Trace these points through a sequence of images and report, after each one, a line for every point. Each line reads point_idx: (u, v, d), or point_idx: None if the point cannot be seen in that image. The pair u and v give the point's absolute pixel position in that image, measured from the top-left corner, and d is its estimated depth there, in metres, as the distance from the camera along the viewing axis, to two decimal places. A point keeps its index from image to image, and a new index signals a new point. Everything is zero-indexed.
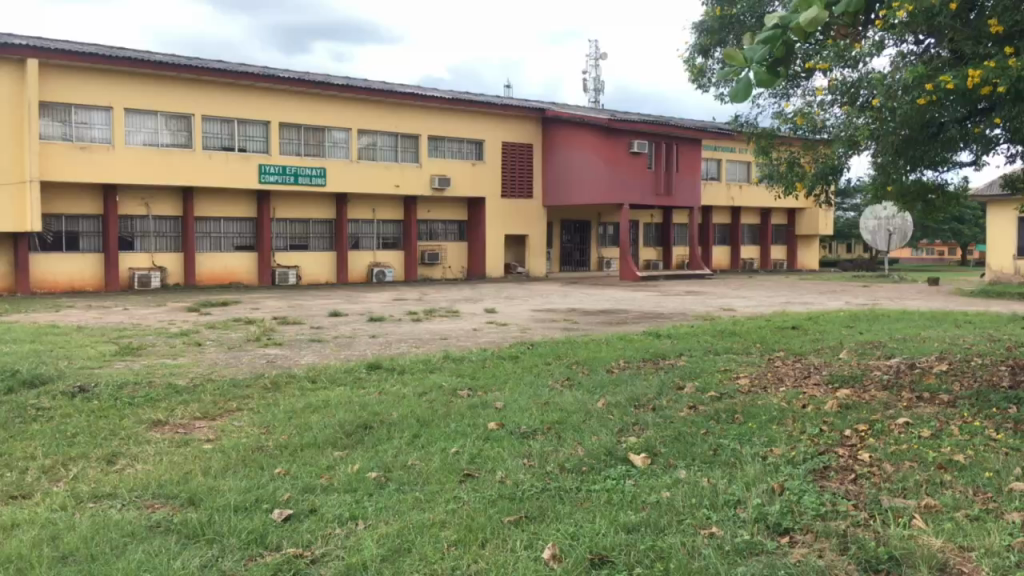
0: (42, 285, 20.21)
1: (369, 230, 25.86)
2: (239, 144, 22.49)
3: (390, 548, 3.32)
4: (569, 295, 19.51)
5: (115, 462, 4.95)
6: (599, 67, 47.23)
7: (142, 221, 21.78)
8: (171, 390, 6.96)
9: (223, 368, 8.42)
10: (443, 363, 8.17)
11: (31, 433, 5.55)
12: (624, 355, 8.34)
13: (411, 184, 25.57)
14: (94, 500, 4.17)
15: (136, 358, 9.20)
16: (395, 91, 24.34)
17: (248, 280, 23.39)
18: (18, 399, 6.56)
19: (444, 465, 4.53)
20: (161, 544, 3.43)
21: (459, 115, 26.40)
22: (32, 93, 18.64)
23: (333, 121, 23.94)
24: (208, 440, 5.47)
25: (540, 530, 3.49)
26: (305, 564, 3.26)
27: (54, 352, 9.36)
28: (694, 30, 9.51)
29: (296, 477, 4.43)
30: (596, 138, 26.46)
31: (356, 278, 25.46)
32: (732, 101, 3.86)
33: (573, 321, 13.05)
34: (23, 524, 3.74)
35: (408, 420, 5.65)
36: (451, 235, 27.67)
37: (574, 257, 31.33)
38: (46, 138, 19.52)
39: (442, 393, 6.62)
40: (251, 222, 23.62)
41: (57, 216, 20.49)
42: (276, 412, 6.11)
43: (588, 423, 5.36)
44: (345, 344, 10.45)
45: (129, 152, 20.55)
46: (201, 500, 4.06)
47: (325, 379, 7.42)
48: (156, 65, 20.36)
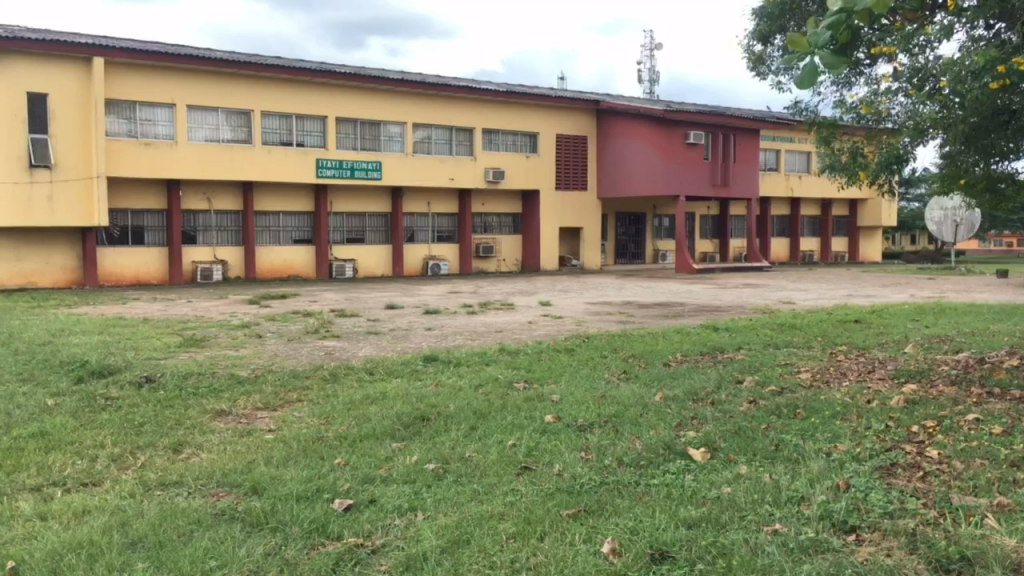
0: (108, 277, 20.76)
1: (424, 224, 26.03)
2: (297, 139, 22.82)
3: (450, 539, 3.34)
4: (624, 287, 19.40)
5: (180, 450, 5.07)
6: (654, 57, 46.94)
7: (204, 215, 22.26)
8: (234, 381, 7.11)
9: (283, 359, 8.57)
10: (499, 356, 8.19)
11: (101, 422, 5.71)
12: (682, 348, 8.27)
13: (466, 177, 25.69)
14: (161, 488, 4.28)
15: (199, 349, 9.42)
16: (450, 85, 24.45)
17: (306, 273, 23.76)
18: (88, 388, 6.78)
19: (502, 457, 4.54)
20: (226, 532, 3.50)
21: (514, 108, 26.43)
22: (100, 92, 19.14)
23: (389, 115, 24.14)
24: (269, 430, 5.58)
25: (599, 523, 3.47)
26: (366, 554, 3.30)
27: (122, 343, 9.64)
28: (754, 17, 9.38)
29: (355, 467, 4.48)
30: (652, 129, 26.21)
31: (411, 271, 25.66)
32: (798, 88, 3.75)
33: (629, 314, 12.97)
34: (94, 511, 3.86)
35: (465, 412, 5.67)
36: (506, 228, 27.70)
37: (629, 249, 31.16)
38: (112, 135, 20.04)
39: (498, 385, 6.64)
40: (309, 216, 23.99)
41: (122, 210, 21.02)
42: (335, 403, 6.19)
43: (645, 417, 5.32)
44: (401, 337, 10.52)
45: (191, 148, 21.02)
46: (264, 488, 4.14)
47: (383, 371, 7.51)
48: (217, 62, 20.76)
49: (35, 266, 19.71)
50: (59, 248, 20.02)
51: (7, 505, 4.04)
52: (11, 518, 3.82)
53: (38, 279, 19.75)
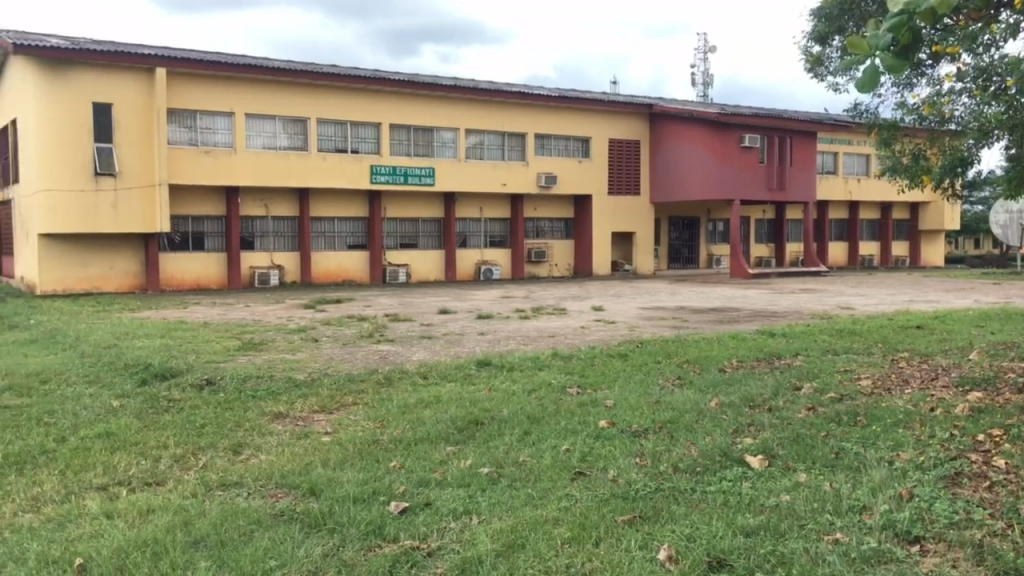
0: (170, 282, 21.27)
1: (477, 229, 26.14)
2: (351, 145, 23.13)
3: (505, 543, 3.35)
4: (678, 292, 19.22)
5: (240, 452, 5.18)
6: (707, 60, 46.52)
7: (262, 221, 22.69)
8: (291, 384, 7.23)
9: (338, 363, 8.70)
10: (552, 361, 8.18)
11: (165, 423, 5.85)
12: (738, 354, 8.16)
13: (518, 182, 25.76)
14: (222, 488, 4.37)
15: (257, 353, 9.59)
16: (503, 90, 24.55)
17: (361, 278, 24.04)
18: (152, 391, 6.94)
19: (556, 462, 4.54)
20: (286, 532, 3.57)
21: (567, 113, 26.42)
22: (161, 101, 19.64)
23: (442, 121, 24.33)
24: (326, 432, 5.66)
25: (655, 530, 3.44)
26: (422, 556, 3.33)
27: (183, 346, 9.88)
28: (812, 18, 9.25)
29: (411, 470, 4.52)
30: (706, 133, 25.98)
31: (463, 276, 25.80)
32: (859, 91, 3.68)
33: (683, 319, 12.86)
34: (158, 510, 3.96)
35: (519, 417, 5.69)
36: (558, 233, 27.69)
37: (682, 254, 30.90)
38: (174, 143, 20.54)
39: (551, 390, 6.64)
40: (363, 222, 24.28)
41: (183, 217, 21.54)
42: (390, 407, 6.26)
43: (700, 423, 5.27)
44: (454, 342, 10.58)
45: (249, 156, 21.45)
46: (321, 490, 4.20)
47: (437, 375, 7.56)
48: (274, 71, 21.15)
49: (100, 272, 20.26)
50: (122, 254, 20.56)
51: (74, 503, 4.17)
52: (79, 516, 3.94)
53: (102, 283, 20.31)
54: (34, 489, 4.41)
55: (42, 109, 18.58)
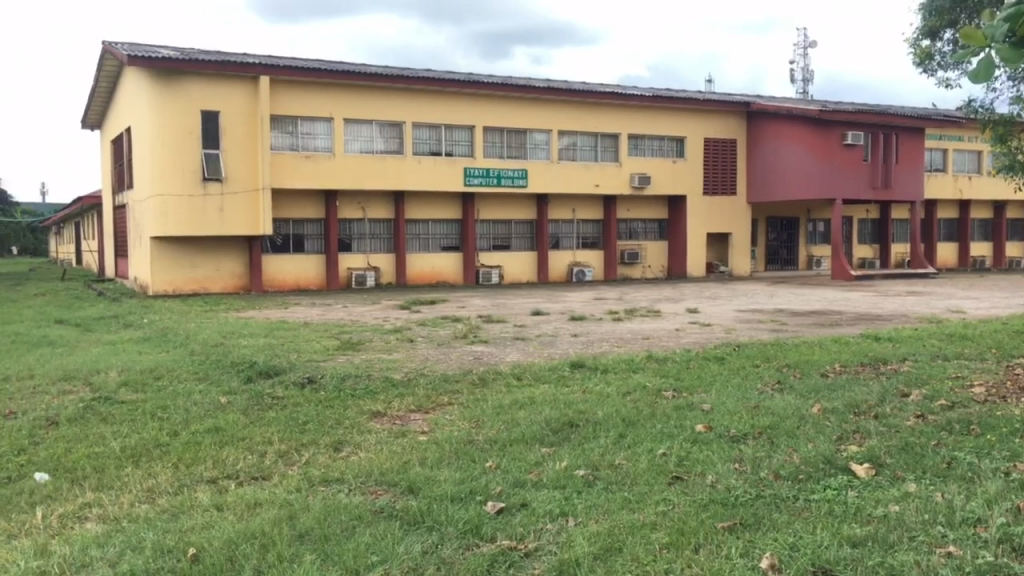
0: (272, 282, 21.99)
1: (569, 231, 26.13)
2: (446, 148, 23.45)
3: (602, 546, 3.34)
4: (776, 294, 18.76)
5: (341, 449, 5.33)
6: (807, 56, 45.34)
7: (359, 224, 23.23)
8: (388, 383, 7.39)
9: (434, 363, 8.83)
10: (647, 364, 8.11)
11: (270, 420, 6.06)
12: (841, 359, 7.92)
13: (612, 183, 25.62)
14: (324, 484, 4.50)
15: (356, 352, 9.83)
16: (596, 91, 24.46)
17: (454, 280, 24.34)
18: (257, 388, 7.21)
19: (652, 466, 4.49)
20: (386, 529, 3.64)
21: (661, 113, 26.14)
22: (265, 108, 20.32)
23: (535, 123, 24.42)
24: (423, 431, 5.75)
25: (756, 537, 3.38)
26: (519, 557, 3.35)
27: (286, 345, 10.21)
28: (922, 11, 8.91)
29: (506, 470, 4.55)
30: (805, 130, 25.30)
31: (556, 277, 25.81)
32: (974, 83, 3.51)
33: (783, 322, 12.55)
34: (265, 503, 4.10)
35: (613, 419, 5.66)
36: (652, 234, 27.42)
37: (780, 256, 30.16)
38: (276, 149, 21.24)
39: (646, 393, 6.59)
40: (457, 224, 24.57)
41: (285, 220, 22.24)
42: (485, 407, 6.32)
43: (803, 429, 5.14)
44: (547, 343, 10.60)
45: (347, 160, 21.99)
46: (419, 488, 4.28)
47: (530, 376, 7.60)
48: (372, 77, 21.62)
49: (207, 273, 21.10)
50: (228, 256, 21.36)
51: (187, 495, 4.36)
52: (190, 507, 4.11)
53: (209, 284, 21.13)
54: (149, 481, 4.63)
55: (155, 117, 19.48)
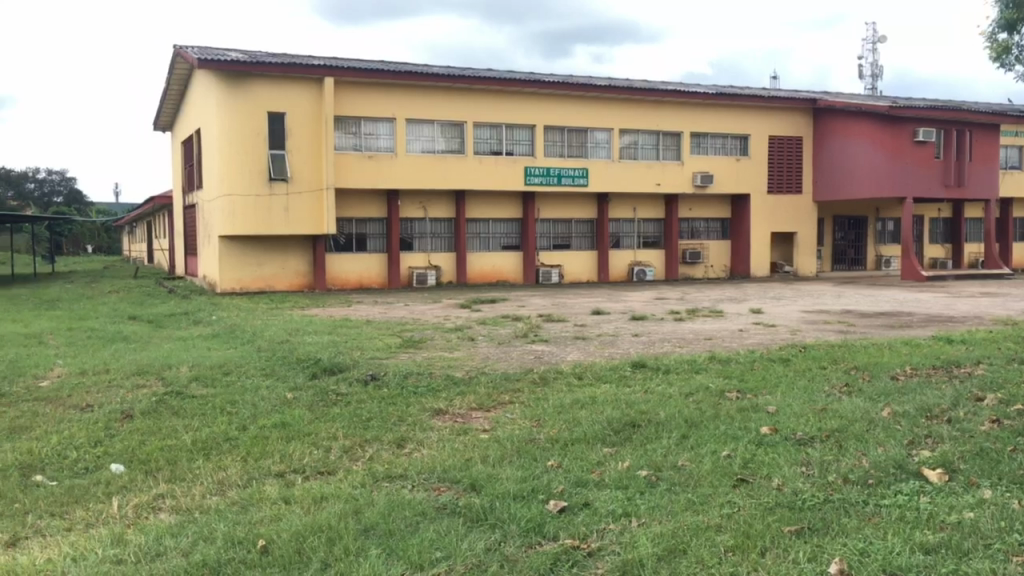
0: (336, 281, 22.33)
1: (630, 230, 25.96)
2: (507, 148, 23.52)
3: (666, 548, 3.32)
4: (844, 295, 18.34)
5: (404, 445, 5.38)
6: (876, 51, 44.25)
7: (420, 223, 23.43)
8: (450, 381, 7.45)
9: (495, 362, 8.87)
10: (710, 364, 8.01)
11: (334, 416, 6.17)
12: (911, 361, 7.71)
13: (673, 182, 25.38)
14: (388, 479, 4.56)
15: (418, 350, 9.92)
16: (658, 89, 24.25)
17: (514, 279, 24.41)
18: (322, 384, 7.35)
19: (717, 468, 4.44)
20: (449, 526, 3.67)
21: (725, 111, 25.80)
22: (329, 109, 20.65)
23: (596, 122, 24.32)
24: (484, 430, 5.78)
25: (825, 542, 3.32)
26: (583, 556, 3.35)
27: (349, 343, 10.36)
28: (999, 3, 8.61)
29: (568, 470, 4.55)
30: (874, 127, 24.71)
31: (616, 277, 25.69)
32: None
33: (850, 324, 12.28)
34: (331, 497, 4.17)
35: (676, 420, 5.61)
36: (714, 233, 27.07)
37: (847, 255, 29.50)
38: (340, 149, 21.58)
39: (709, 394, 6.52)
40: (517, 223, 24.62)
41: (348, 219, 22.56)
42: (546, 406, 6.33)
43: (873, 433, 5.02)
44: (608, 343, 10.56)
45: (409, 159, 22.21)
46: (482, 486, 4.30)
47: (592, 376, 7.58)
48: (434, 77, 21.79)
49: (273, 271, 21.53)
50: (293, 254, 21.76)
51: (255, 488, 4.46)
52: (259, 500, 4.21)
53: (275, 282, 21.57)
54: (220, 474, 4.75)
55: (224, 119, 19.96)
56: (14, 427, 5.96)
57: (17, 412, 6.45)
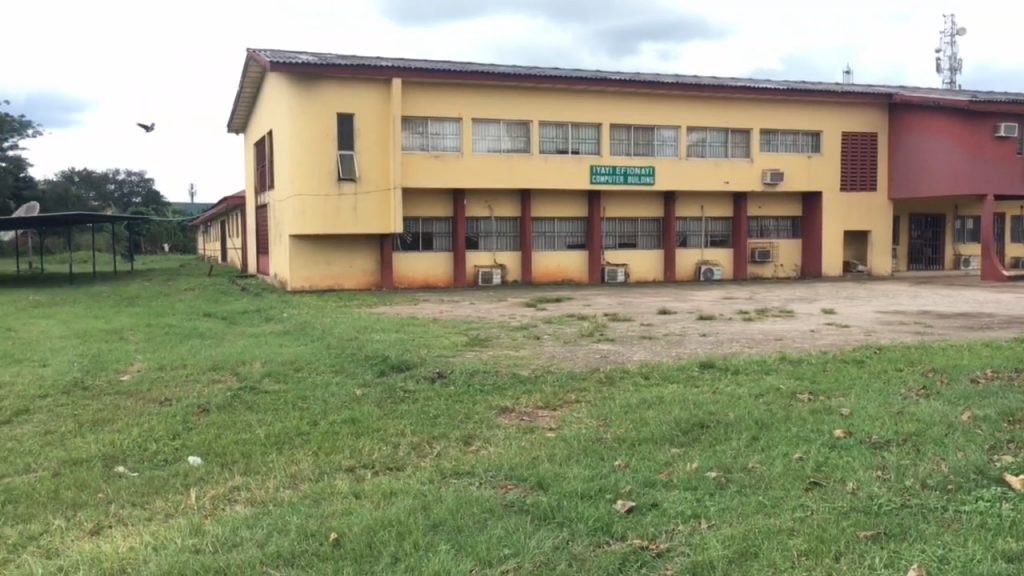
0: (402, 280, 22.60)
1: (697, 228, 25.65)
2: (573, 147, 23.47)
3: (737, 550, 3.28)
4: (920, 296, 17.80)
5: (471, 443, 5.43)
6: (955, 44, 42.85)
7: (486, 222, 23.56)
8: (516, 380, 7.48)
9: (561, 361, 8.85)
10: (781, 365, 7.87)
11: (401, 412, 6.24)
12: (992, 364, 7.44)
13: (742, 180, 24.98)
14: (455, 476, 4.60)
15: (483, 349, 9.96)
16: (728, 86, 23.90)
17: (579, 278, 24.36)
18: (390, 381, 7.44)
19: (788, 470, 4.36)
20: (517, 523, 3.68)
21: (796, 107, 25.29)
22: (397, 110, 20.87)
23: (664, 119, 24.08)
24: (550, 428, 5.80)
25: (901, 548, 3.23)
26: (651, 556, 3.33)
27: (416, 340, 10.46)
28: None
29: (635, 470, 4.52)
30: (952, 122, 23.92)
31: (683, 276, 25.40)
32: None
33: (927, 325, 11.92)
34: (400, 493, 4.23)
35: (746, 421, 5.52)
36: (784, 232, 26.56)
37: (924, 255, 28.65)
38: (408, 149, 21.82)
39: (780, 395, 6.40)
40: (582, 222, 24.56)
41: (414, 218, 22.81)
42: (613, 406, 6.30)
43: (952, 437, 4.87)
44: (675, 343, 10.43)
45: (475, 158, 22.34)
46: (549, 484, 4.31)
47: (659, 376, 7.51)
48: (500, 77, 21.86)
49: (341, 270, 21.88)
50: (361, 253, 22.08)
51: (326, 482, 4.54)
52: (331, 494, 4.29)
53: (343, 280, 21.93)
54: (292, 468, 4.85)
55: (296, 121, 20.37)
56: (97, 420, 6.18)
57: (100, 405, 6.68)
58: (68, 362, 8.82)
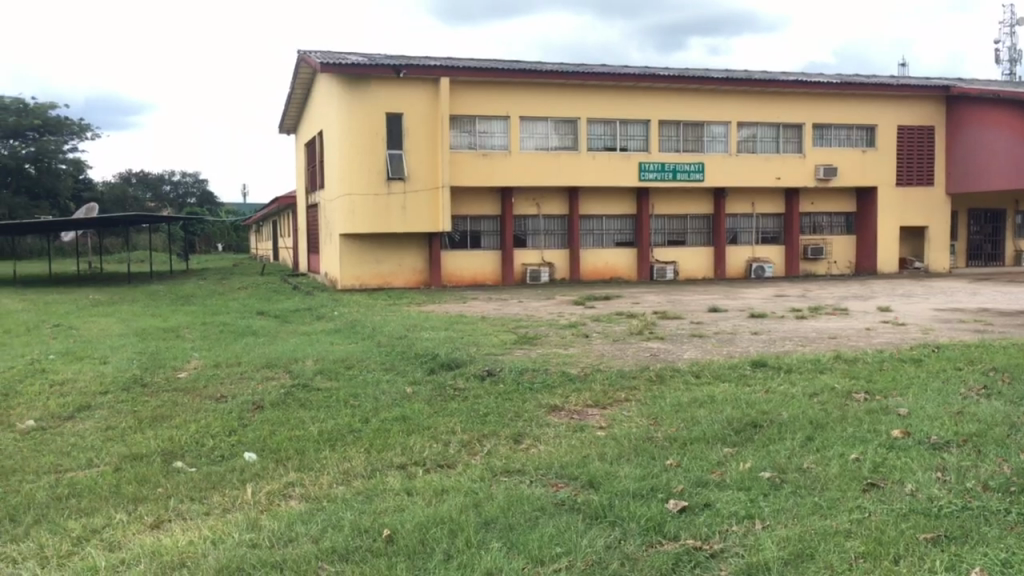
0: (451, 278, 22.71)
1: (748, 225, 25.33)
2: (621, 144, 23.34)
3: (792, 552, 3.23)
4: (980, 293, 17.34)
5: (521, 441, 5.43)
6: (1015, 34, 41.66)
7: (534, 220, 23.57)
8: (566, 377, 7.47)
9: (611, 359, 8.82)
10: (835, 364, 7.74)
11: (452, 410, 6.27)
12: None
13: (794, 175, 24.57)
14: (506, 474, 4.61)
15: (532, 347, 9.97)
16: (779, 80, 23.54)
17: (628, 276, 24.23)
18: (440, 379, 7.49)
19: (845, 472, 4.28)
20: (568, 522, 3.68)
21: (850, 101, 24.83)
22: (445, 109, 20.97)
23: (713, 115, 23.82)
24: (601, 427, 5.77)
25: (963, 551, 3.15)
26: (705, 557, 3.30)
27: (465, 339, 10.51)
28: None
29: (688, 469, 4.49)
30: (1012, 114, 23.26)
31: (734, 274, 25.10)
32: None
33: (987, 323, 11.61)
34: (451, 490, 4.25)
35: (800, 421, 5.45)
36: (838, 228, 26.09)
37: (984, 250, 27.92)
38: (456, 148, 21.92)
39: (835, 395, 6.29)
40: (631, 219, 24.42)
41: (463, 217, 22.90)
42: (663, 405, 6.25)
43: (1015, 438, 4.72)
44: (726, 341, 10.32)
45: (523, 157, 22.35)
46: (600, 483, 4.30)
47: (709, 375, 7.43)
48: (548, 74, 21.83)
49: (391, 269, 22.06)
50: (410, 252, 22.23)
51: (379, 478, 4.59)
52: (383, 490, 4.33)
53: (393, 278, 22.11)
54: (345, 464, 4.91)
55: (346, 121, 20.61)
56: (157, 416, 6.32)
57: (159, 401, 6.86)
58: (127, 360, 9.05)
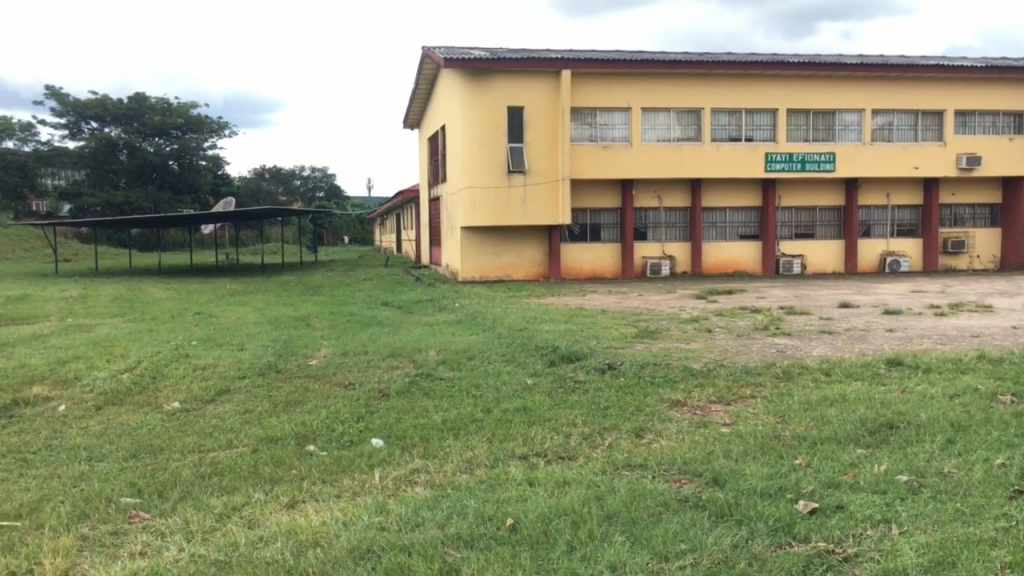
0: (570, 270, 22.71)
1: (882, 217, 24.22)
2: (746, 134, 22.73)
3: (933, 559, 3.07)
4: None
5: (642, 435, 5.38)
6: None
7: (655, 213, 23.26)
8: (687, 372, 7.35)
9: (735, 355, 8.60)
10: (979, 364, 7.31)
11: (572, 403, 6.28)
12: None
13: (933, 164, 23.30)
14: (628, 468, 4.57)
15: (654, 341, 9.86)
16: (917, 65, 22.39)
17: (753, 269, 23.60)
18: (561, 371, 7.51)
19: (990, 477, 4.03)
20: (693, 518, 3.62)
21: (996, 86, 23.39)
22: (567, 101, 20.97)
23: (845, 103, 22.87)
24: (725, 424, 5.65)
25: None
26: (838, 560, 3.18)
27: (586, 332, 10.47)
28: None
29: (818, 469, 4.33)
30: None
31: (867, 268, 24.03)
32: None
33: None
34: (573, 482, 4.26)
35: (939, 423, 5.17)
36: (981, 220, 24.65)
37: None
38: (577, 141, 21.88)
39: (979, 396, 5.94)
40: (756, 211, 23.76)
41: (583, 210, 22.86)
42: (791, 403, 6.04)
43: None
44: (858, 338, 9.89)
45: (645, 148, 22.10)
46: (725, 481, 4.20)
47: (840, 373, 7.15)
48: (671, 65, 21.50)
49: (511, 261, 22.23)
50: (530, 244, 22.34)
51: (501, 468, 4.65)
52: (505, 480, 4.37)
53: (513, 271, 22.28)
54: (468, 453, 5.00)
55: (468, 115, 20.89)
56: (289, 401, 6.59)
57: (292, 387, 7.15)
58: (262, 346, 9.49)
